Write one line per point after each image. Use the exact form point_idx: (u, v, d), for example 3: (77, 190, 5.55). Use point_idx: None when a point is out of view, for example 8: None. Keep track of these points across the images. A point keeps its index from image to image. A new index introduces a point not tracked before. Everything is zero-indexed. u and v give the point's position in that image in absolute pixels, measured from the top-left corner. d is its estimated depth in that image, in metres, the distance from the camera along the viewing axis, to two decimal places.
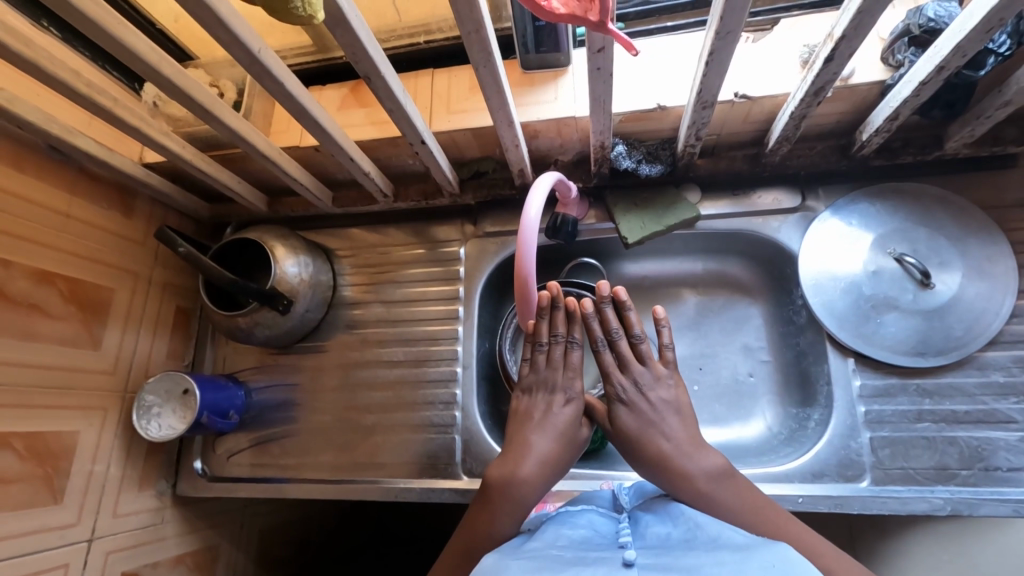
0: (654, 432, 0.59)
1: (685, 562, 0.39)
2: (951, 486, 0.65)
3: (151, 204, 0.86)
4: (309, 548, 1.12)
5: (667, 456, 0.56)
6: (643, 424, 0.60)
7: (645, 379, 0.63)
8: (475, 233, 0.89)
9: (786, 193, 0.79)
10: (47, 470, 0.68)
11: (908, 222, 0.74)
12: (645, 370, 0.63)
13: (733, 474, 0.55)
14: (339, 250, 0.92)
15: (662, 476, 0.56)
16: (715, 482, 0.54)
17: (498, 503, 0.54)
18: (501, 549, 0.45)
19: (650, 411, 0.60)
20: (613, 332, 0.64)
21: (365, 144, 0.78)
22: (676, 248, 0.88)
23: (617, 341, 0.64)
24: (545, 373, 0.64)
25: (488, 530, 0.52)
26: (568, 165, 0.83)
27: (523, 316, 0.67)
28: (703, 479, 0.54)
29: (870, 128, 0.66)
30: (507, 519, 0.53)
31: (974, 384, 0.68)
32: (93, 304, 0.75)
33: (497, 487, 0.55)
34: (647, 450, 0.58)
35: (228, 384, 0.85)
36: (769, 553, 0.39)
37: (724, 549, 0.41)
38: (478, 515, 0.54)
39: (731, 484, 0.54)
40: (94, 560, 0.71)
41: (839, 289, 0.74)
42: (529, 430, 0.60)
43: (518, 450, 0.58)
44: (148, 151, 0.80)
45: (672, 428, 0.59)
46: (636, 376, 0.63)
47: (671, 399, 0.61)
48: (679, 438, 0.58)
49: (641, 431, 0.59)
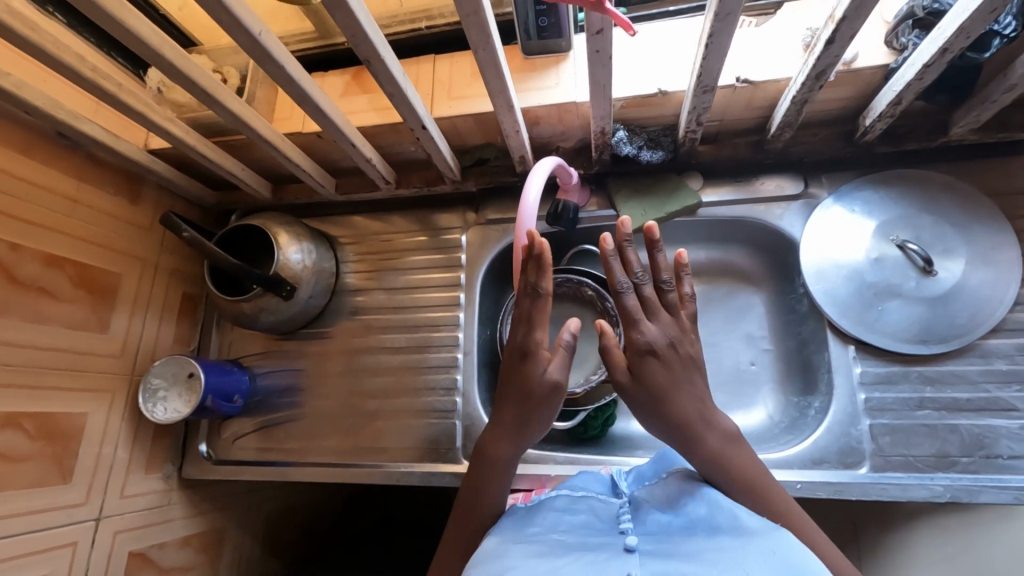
0: (682, 392, 0.53)
1: (686, 543, 0.42)
2: (950, 474, 0.65)
3: (156, 191, 0.87)
4: (313, 535, 1.14)
5: (688, 419, 0.52)
6: (672, 381, 0.53)
7: (671, 331, 0.54)
8: (477, 221, 0.89)
9: (789, 179, 0.78)
10: (56, 451, 0.69)
11: (912, 209, 0.73)
12: (671, 322, 0.55)
13: (741, 440, 0.54)
14: (343, 237, 0.93)
15: (680, 438, 0.53)
16: (729, 445, 0.53)
17: (482, 474, 0.57)
18: (504, 529, 0.48)
19: (680, 366, 0.53)
20: (636, 274, 0.55)
21: (367, 130, 0.78)
22: (678, 236, 0.88)
23: (642, 285, 0.55)
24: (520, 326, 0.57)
25: (484, 497, 0.57)
26: (569, 152, 0.83)
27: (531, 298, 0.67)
28: (717, 443, 0.53)
29: (873, 114, 0.66)
30: (492, 485, 0.57)
31: (978, 372, 0.67)
32: (101, 289, 0.77)
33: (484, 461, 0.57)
34: (669, 409, 0.52)
35: (233, 368, 0.86)
36: (767, 538, 0.42)
37: (723, 533, 0.43)
38: (478, 490, 0.57)
39: (739, 448, 0.53)
40: (102, 539, 0.73)
41: (842, 277, 0.74)
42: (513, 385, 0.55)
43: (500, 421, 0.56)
44: (153, 138, 0.81)
45: (691, 385, 0.53)
46: (664, 326, 0.54)
47: (692, 355, 0.54)
48: (698, 402, 0.53)
49: (665, 392, 0.53)
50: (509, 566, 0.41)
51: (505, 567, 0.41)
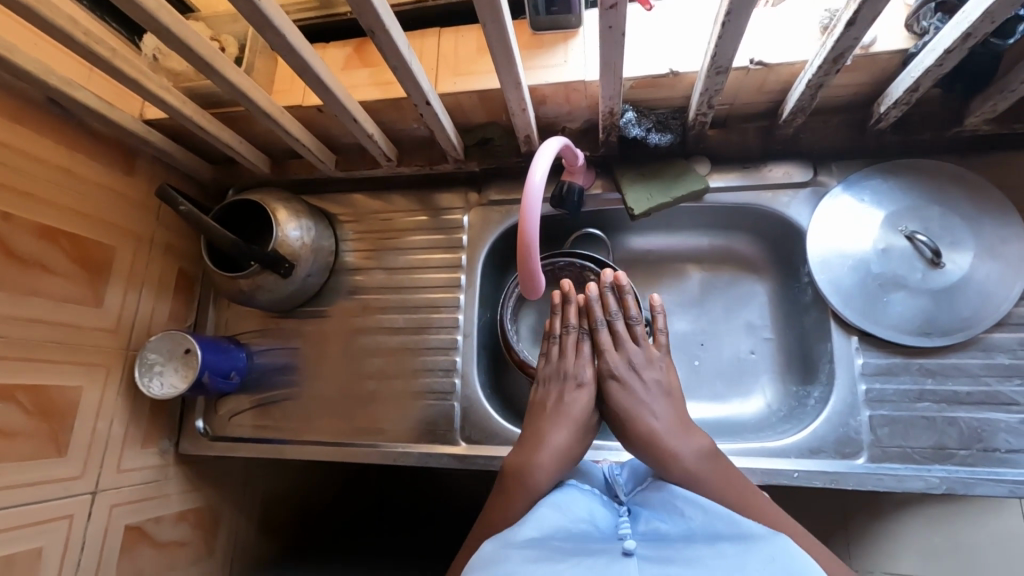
0: (643, 410, 0.60)
1: (686, 549, 0.42)
2: (947, 466, 0.65)
3: (151, 164, 0.85)
4: (308, 513, 1.14)
5: (656, 433, 0.58)
6: (633, 401, 0.61)
7: (637, 358, 0.64)
8: (479, 201, 0.87)
9: (798, 166, 0.77)
10: (50, 425, 0.69)
11: (922, 200, 0.72)
12: (639, 350, 0.65)
13: (719, 457, 0.57)
14: (342, 215, 0.91)
15: (650, 453, 0.57)
16: (704, 461, 0.55)
17: (512, 490, 0.55)
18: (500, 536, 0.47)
19: (641, 389, 0.62)
20: (610, 312, 0.67)
21: (369, 105, 0.76)
22: (682, 222, 0.87)
23: (613, 320, 0.67)
24: (558, 363, 0.66)
25: (504, 516, 0.53)
26: (575, 134, 0.81)
27: (534, 297, 0.67)
28: (691, 457, 0.55)
29: (888, 101, 0.64)
30: (516, 503, 0.54)
31: (979, 366, 0.67)
32: (95, 263, 0.75)
33: (513, 476, 0.56)
34: (635, 424, 0.59)
35: (229, 346, 0.85)
36: (767, 545, 0.42)
37: (723, 539, 0.43)
38: (497, 505, 0.55)
39: (716, 463, 0.56)
40: (98, 513, 0.73)
41: (848, 267, 0.73)
42: (545, 421, 0.61)
43: (534, 440, 0.59)
44: (148, 108, 0.79)
45: (657, 404, 0.61)
46: (628, 354, 0.65)
47: (661, 380, 0.63)
48: (668, 419, 0.59)
49: (631, 409, 0.60)
50: (506, 567, 0.41)
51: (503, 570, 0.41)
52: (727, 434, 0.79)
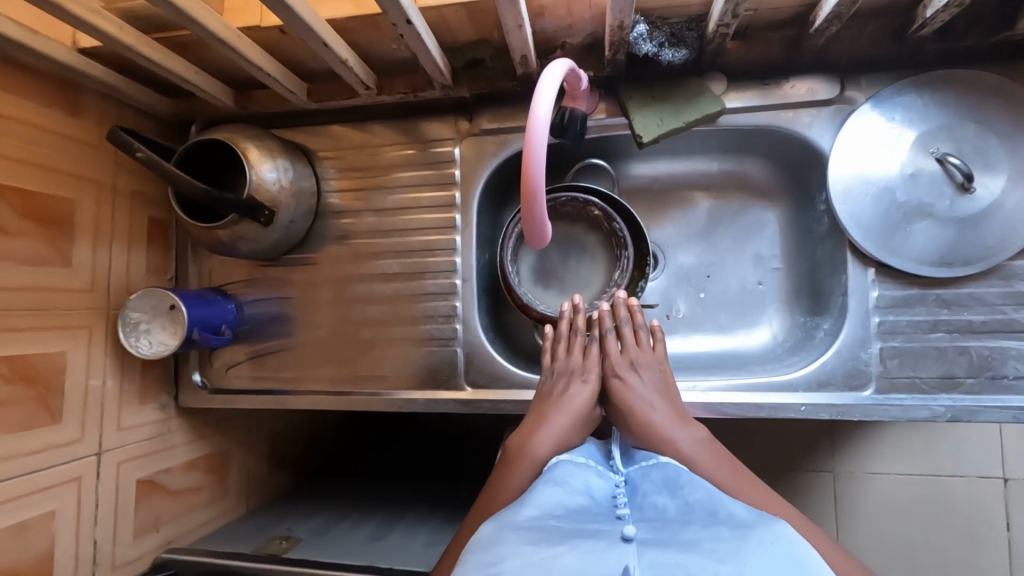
0: (645, 406, 0.64)
1: (685, 533, 0.43)
2: (954, 394, 0.65)
3: (99, 100, 0.75)
4: (318, 447, 1.17)
5: (656, 425, 0.62)
6: (635, 398, 0.65)
7: (641, 360, 0.68)
8: (471, 131, 0.80)
9: (823, 82, 0.69)
10: (39, 392, 0.66)
11: (958, 117, 0.66)
12: (642, 352, 0.69)
13: (714, 443, 0.61)
14: (321, 150, 0.83)
15: (649, 442, 0.61)
16: (700, 448, 0.59)
17: (513, 467, 0.61)
18: (500, 514, 0.48)
19: (642, 387, 0.66)
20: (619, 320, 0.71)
21: (338, 24, 0.66)
22: (691, 146, 0.81)
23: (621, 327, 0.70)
24: (566, 360, 0.69)
25: (506, 489, 0.59)
26: (576, 50, 0.71)
27: (538, 247, 0.65)
28: (688, 445, 0.59)
29: (937, 3, 0.56)
30: (517, 479, 0.59)
31: (997, 294, 0.65)
32: (54, 218, 0.68)
33: (514, 454, 0.61)
34: (637, 417, 0.63)
35: (217, 298, 0.81)
36: (764, 531, 0.42)
37: (721, 522, 0.44)
38: (500, 479, 0.60)
39: (711, 449, 0.60)
40: (106, 471, 0.73)
41: (871, 196, 0.68)
42: (549, 407, 0.65)
43: (536, 424, 0.63)
44: (82, 35, 0.68)
45: (656, 399, 0.64)
46: (634, 356, 0.68)
47: (662, 380, 0.67)
48: (668, 413, 0.63)
49: (633, 406, 0.64)
50: (505, 552, 0.41)
51: (502, 556, 0.41)
52: (731, 367, 0.78)
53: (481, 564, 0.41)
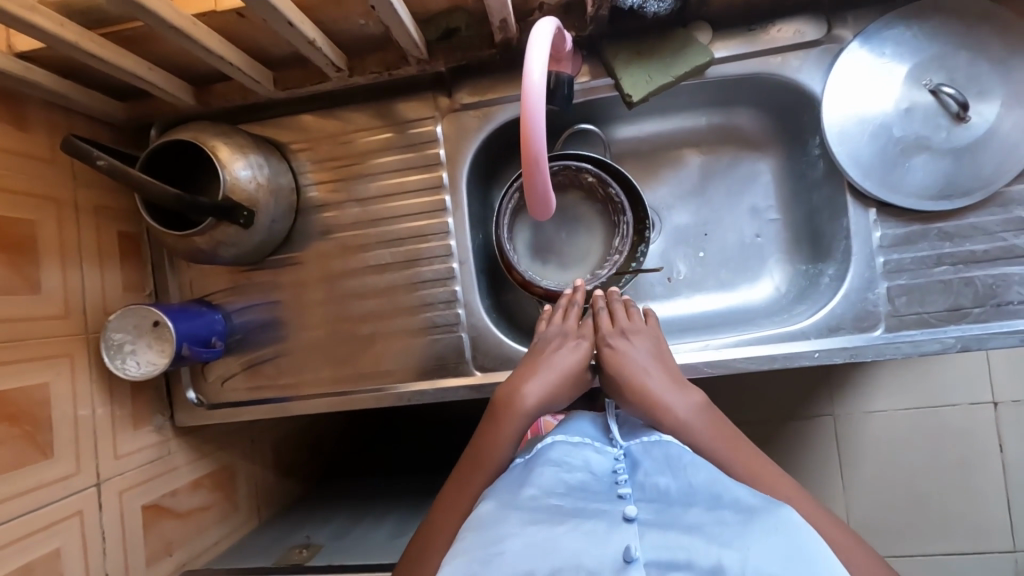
0: (641, 370, 0.61)
1: (687, 516, 0.41)
2: (962, 325, 0.65)
3: (47, 109, 0.69)
4: (322, 450, 1.15)
5: (652, 390, 0.59)
6: (630, 362, 0.62)
7: (635, 328, 0.66)
8: (451, 107, 0.76)
9: (810, 23, 0.68)
10: (24, 428, 0.62)
11: (949, 46, 0.66)
12: (637, 321, 0.67)
13: (713, 410, 0.58)
14: (294, 143, 0.79)
15: (645, 408, 0.58)
16: (699, 414, 0.57)
17: (499, 417, 0.59)
18: (496, 490, 0.47)
19: (637, 351, 0.64)
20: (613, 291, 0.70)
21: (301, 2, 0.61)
22: (678, 102, 0.78)
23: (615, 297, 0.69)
24: (559, 324, 0.68)
25: (493, 442, 0.57)
26: (555, 10, 0.68)
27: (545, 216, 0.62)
28: (685, 411, 0.57)
29: None
30: (505, 432, 0.58)
31: (997, 222, 0.65)
32: (14, 242, 0.63)
33: (501, 404, 0.60)
34: (632, 381, 0.61)
35: (202, 309, 0.77)
36: (769, 517, 0.40)
37: (726, 506, 0.42)
38: (486, 429, 0.59)
39: (709, 416, 0.57)
40: (108, 501, 0.69)
41: (868, 133, 0.68)
42: (540, 361, 0.64)
43: (526, 375, 0.63)
44: (18, 38, 0.62)
45: (653, 365, 0.62)
46: (628, 324, 0.66)
47: (657, 348, 0.65)
48: (664, 379, 0.60)
49: (629, 369, 0.62)
50: (504, 534, 0.40)
51: (501, 536, 0.40)
52: (737, 323, 0.78)
53: (481, 543, 0.40)
